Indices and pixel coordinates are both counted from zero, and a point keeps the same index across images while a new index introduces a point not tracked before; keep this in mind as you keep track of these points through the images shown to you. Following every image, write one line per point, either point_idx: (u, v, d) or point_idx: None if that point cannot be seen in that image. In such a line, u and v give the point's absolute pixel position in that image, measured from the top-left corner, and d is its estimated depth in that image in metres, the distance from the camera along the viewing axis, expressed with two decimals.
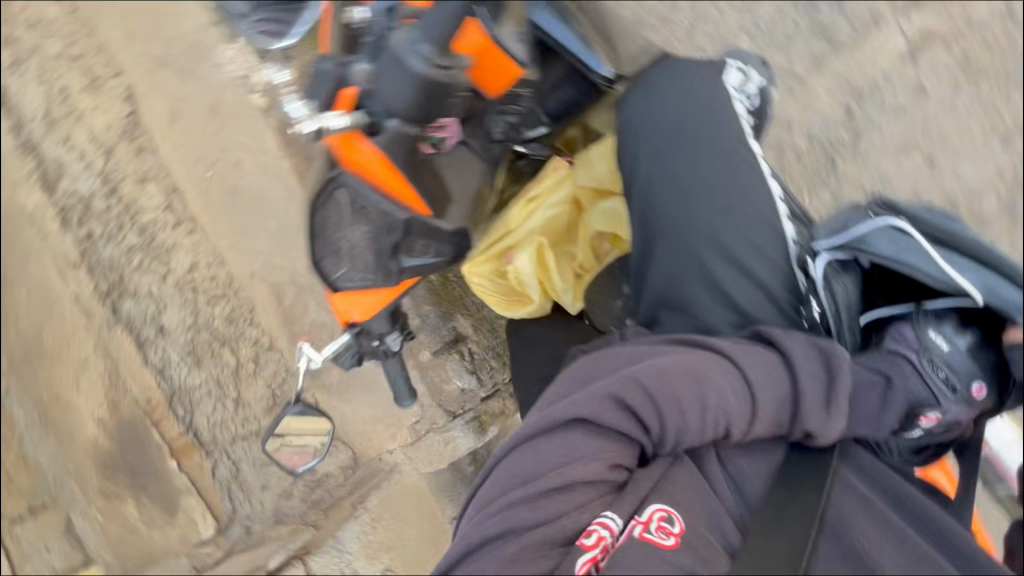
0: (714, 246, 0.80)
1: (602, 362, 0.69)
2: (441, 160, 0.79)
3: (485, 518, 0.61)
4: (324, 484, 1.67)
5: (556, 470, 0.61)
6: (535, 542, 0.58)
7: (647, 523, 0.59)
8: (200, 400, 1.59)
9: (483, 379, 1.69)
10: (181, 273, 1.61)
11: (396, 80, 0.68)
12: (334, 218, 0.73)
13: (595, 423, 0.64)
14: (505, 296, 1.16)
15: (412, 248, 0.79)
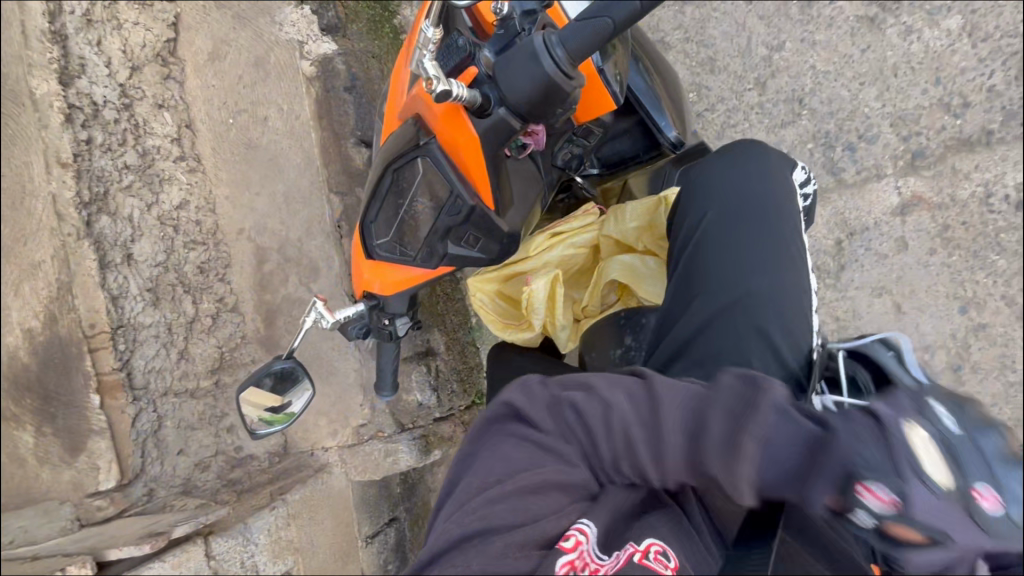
0: (750, 313, 0.90)
1: (571, 380, 0.70)
2: (513, 165, 0.84)
3: (462, 516, 0.64)
4: (245, 465, 1.55)
5: (522, 474, 0.65)
6: (502, 548, 0.61)
7: (645, 551, 0.64)
8: (144, 340, 1.46)
9: (442, 399, 1.73)
10: (166, 208, 1.53)
11: (519, 70, 0.68)
12: (408, 184, 0.83)
13: (558, 437, 0.66)
14: (499, 316, 1.19)
15: (461, 238, 0.86)
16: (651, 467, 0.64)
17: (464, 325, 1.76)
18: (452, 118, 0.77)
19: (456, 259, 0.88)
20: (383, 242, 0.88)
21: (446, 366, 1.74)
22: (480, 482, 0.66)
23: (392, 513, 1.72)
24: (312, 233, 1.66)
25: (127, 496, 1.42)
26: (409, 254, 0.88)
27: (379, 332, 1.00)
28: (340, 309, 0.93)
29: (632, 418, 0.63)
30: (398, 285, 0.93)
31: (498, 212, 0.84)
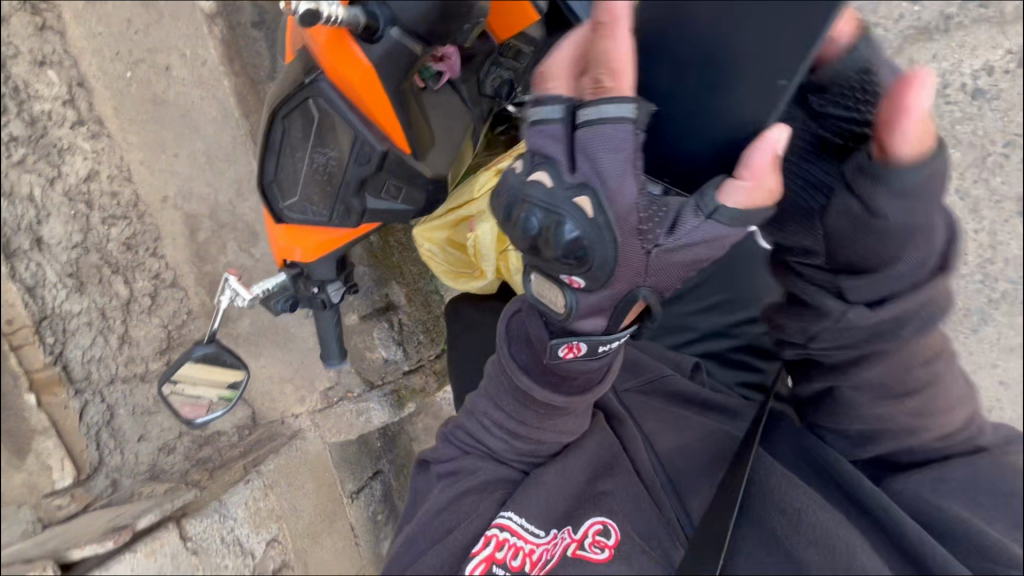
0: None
1: (466, 416, 0.93)
2: (425, 96, 0.84)
3: (421, 533, 0.83)
4: (214, 442, 1.51)
5: (455, 504, 0.84)
6: (434, 563, 0.79)
7: (581, 542, 0.80)
8: (76, 329, 1.34)
9: (409, 352, 1.68)
10: (72, 181, 1.36)
11: None
12: (305, 135, 0.81)
13: (472, 463, 0.88)
14: (451, 267, 1.15)
15: (381, 188, 0.83)
16: (553, 438, 0.89)
17: (423, 276, 1.70)
18: (341, 46, 0.75)
19: (380, 213, 0.86)
20: (292, 202, 0.84)
21: (410, 320, 1.68)
22: (412, 532, 0.83)
23: (375, 467, 1.76)
24: (243, 194, 1.55)
25: (89, 493, 1.32)
26: (321, 213, 0.84)
27: (307, 302, 0.96)
28: (257, 283, 0.87)
29: (521, 416, 0.88)
30: (320, 249, 0.89)
31: (417, 156, 0.82)
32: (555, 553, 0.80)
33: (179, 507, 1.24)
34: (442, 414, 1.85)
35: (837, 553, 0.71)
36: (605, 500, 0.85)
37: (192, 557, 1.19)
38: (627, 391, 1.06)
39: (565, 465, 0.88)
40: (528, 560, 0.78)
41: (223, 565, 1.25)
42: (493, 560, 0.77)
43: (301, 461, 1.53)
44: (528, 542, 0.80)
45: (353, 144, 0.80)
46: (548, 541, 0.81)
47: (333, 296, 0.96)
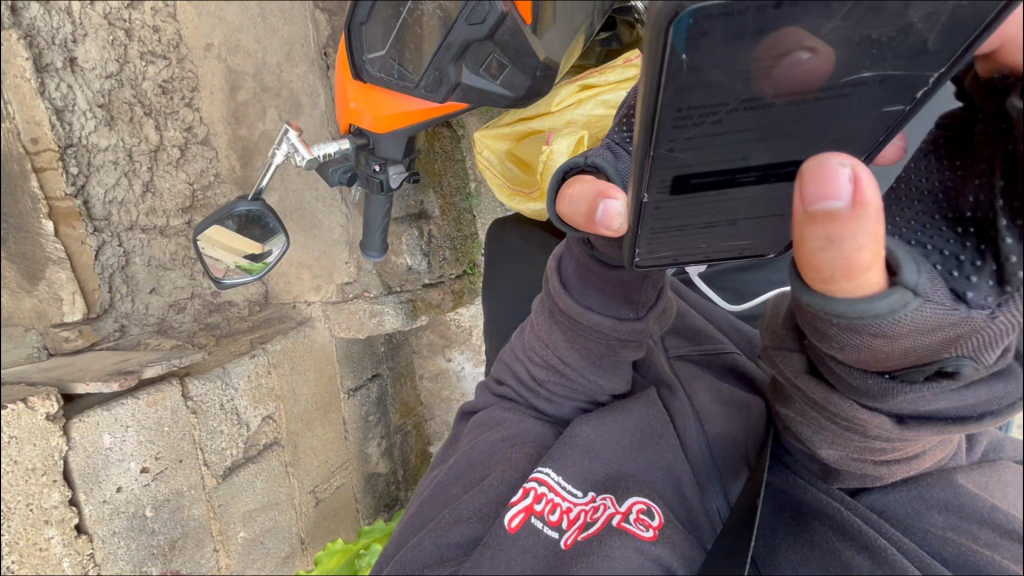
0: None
1: (505, 357, 0.83)
2: None
3: (441, 491, 0.72)
4: (224, 311, 1.49)
5: (487, 455, 0.72)
6: (462, 514, 0.66)
7: (626, 514, 0.63)
8: (101, 165, 1.26)
9: (433, 266, 1.64)
10: (113, 5, 1.25)
11: None
12: None
13: (499, 414, 0.78)
14: (507, 183, 1.08)
15: (479, 63, 0.79)
16: (574, 384, 0.75)
17: (461, 191, 1.62)
18: None
19: (471, 90, 0.83)
20: (384, 58, 0.82)
21: (439, 233, 1.62)
22: (441, 472, 0.75)
23: (374, 369, 1.77)
24: (293, 59, 1.48)
25: (96, 335, 1.29)
26: (406, 79, 0.83)
27: (362, 179, 0.98)
28: (319, 145, 0.89)
29: (539, 347, 0.77)
30: (390, 121, 0.90)
31: (535, 31, 0.73)
32: (595, 520, 0.63)
33: (183, 365, 1.22)
34: (449, 334, 1.82)
35: (887, 554, 0.59)
36: (638, 478, 0.67)
37: (191, 416, 1.18)
38: (676, 356, 0.84)
39: (601, 429, 0.71)
40: (567, 519, 0.64)
41: (219, 430, 1.25)
42: (534, 512, 0.63)
43: (308, 349, 1.53)
44: (567, 502, 0.65)
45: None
46: (593, 503, 0.65)
47: (392, 180, 0.99)
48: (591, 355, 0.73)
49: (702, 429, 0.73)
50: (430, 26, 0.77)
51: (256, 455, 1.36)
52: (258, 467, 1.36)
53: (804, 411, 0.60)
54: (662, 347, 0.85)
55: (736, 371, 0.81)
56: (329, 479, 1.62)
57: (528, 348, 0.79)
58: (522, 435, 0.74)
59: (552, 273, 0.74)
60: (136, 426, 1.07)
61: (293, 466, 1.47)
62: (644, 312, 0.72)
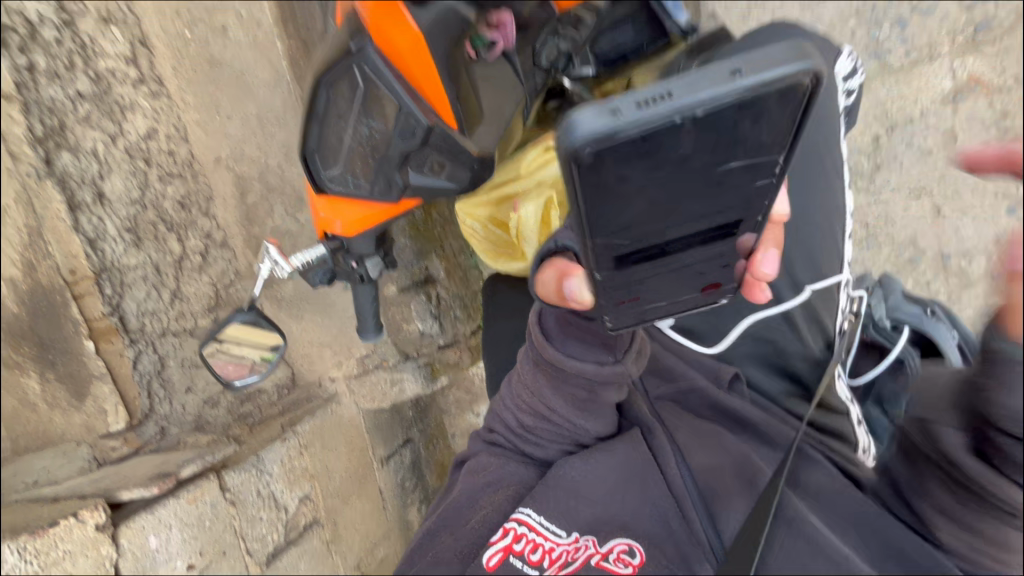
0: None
1: (493, 403, 0.87)
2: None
3: (430, 537, 0.77)
4: (255, 399, 1.56)
5: (473, 500, 0.77)
6: (446, 555, 0.71)
7: (606, 553, 0.66)
8: (133, 282, 1.39)
9: (445, 327, 1.69)
10: (132, 139, 1.40)
11: None
12: (351, 101, 0.80)
13: (486, 459, 0.82)
14: (491, 248, 1.14)
15: (423, 164, 0.87)
16: (561, 428, 0.79)
17: (464, 250, 1.69)
18: (395, 32, 0.74)
19: (422, 189, 0.90)
20: (335, 173, 0.86)
21: (446, 295, 1.69)
22: (435, 516, 0.80)
23: (405, 434, 1.80)
24: (292, 159, 1.58)
25: (139, 440, 1.38)
26: (360, 187, 0.87)
27: (344, 276, 1.04)
28: (298, 255, 0.95)
29: (529, 398, 0.79)
30: (360, 223, 0.95)
31: (464, 132, 0.85)
32: (575, 559, 0.67)
33: (219, 459, 1.28)
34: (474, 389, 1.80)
35: None
36: (629, 522, 0.69)
37: (229, 508, 1.23)
38: (655, 397, 0.88)
39: (585, 470, 0.74)
40: (548, 558, 0.67)
41: (258, 517, 1.30)
42: (512, 551, 0.68)
43: (337, 426, 1.58)
44: (546, 542, 0.68)
45: (398, 115, 0.81)
46: (575, 544, 0.68)
47: (371, 272, 1.02)
48: (575, 400, 0.76)
49: (688, 464, 0.74)
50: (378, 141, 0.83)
51: (296, 537, 1.40)
52: (300, 550, 1.40)
53: (933, 493, 0.55)
54: (642, 390, 0.90)
55: (717, 405, 0.82)
56: (372, 551, 1.64)
57: (512, 398, 0.82)
58: (510, 478, 0.78)
59: (532, 324, 0.76)
60: (179, 525, 1.14)
61: (335, 542, 1.51)
62: (618, 356, 0.74)
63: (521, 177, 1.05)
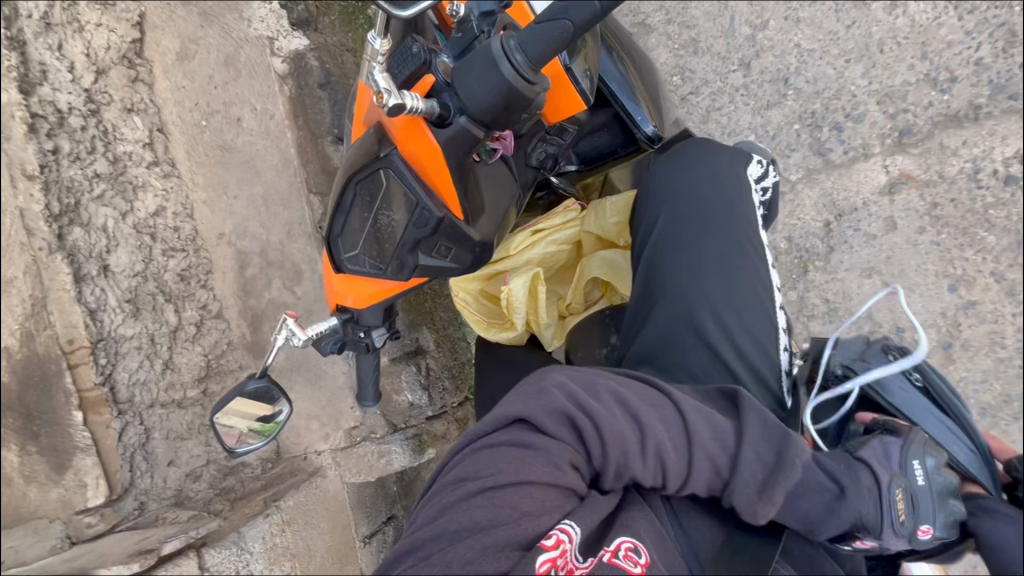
0: (690, 315, 0.98)
1: (587, 401, 0.79)
2: (479, 81, 0.69)
3: (470, 513, 0.72)
4: (238, 473, 1.54)
5: (537, 497, 0.73)
6: (498, 543, 0.69)
7: (616, 551, 0.76)
8: (127, 353, 1.42)
9: (433, 398, 1.72)
10: (141, 216, 1.48)
11: (482, 59, 0.69)
12: (373, 197, 0.89)
13: (556, 453, 0.76)
14: (480, 317, 1.21)
15: (432, 248, 0.91)
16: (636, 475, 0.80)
17: (453, 322, 1.77)
18: (416, 140, 0.82)
19: (428, 269, 0.94)
20: (354, 253, 0.94)
21: (435, 365, 1.74)
22: (462, 495, 0.74)
23: (389, 510, 1.72)
24: (294, 236, 1.66)
25: (117, 516, 1.37)
26: (373, 266, 0.94)
27: (353, 347, 1.10)
28: (313, 327, 1.01)
29: (633, 438, 0.78)
30: (371, 298, 1.01)
31: (468, 222, 0.90)
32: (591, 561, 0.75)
33: (201, 535, 1.39)
34: None
35: None
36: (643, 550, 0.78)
37: None
38: None
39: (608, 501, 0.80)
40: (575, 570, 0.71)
41: None
42: (558, 565, 0.69)
43: (316, 501, 1.58)
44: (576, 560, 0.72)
45: (413, 211, 0.87)
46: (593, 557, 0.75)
47: (377, 342, 1.09)
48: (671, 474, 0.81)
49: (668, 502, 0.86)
50: (391, 230, 0.90)
51: None
52: None
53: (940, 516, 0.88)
54: None
55: None
56: None
57: (622, 426, 0.79)
58: (570, 485, 0.76)
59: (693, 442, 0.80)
60: None
61: None
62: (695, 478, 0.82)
63: (511, 254, 1.13)
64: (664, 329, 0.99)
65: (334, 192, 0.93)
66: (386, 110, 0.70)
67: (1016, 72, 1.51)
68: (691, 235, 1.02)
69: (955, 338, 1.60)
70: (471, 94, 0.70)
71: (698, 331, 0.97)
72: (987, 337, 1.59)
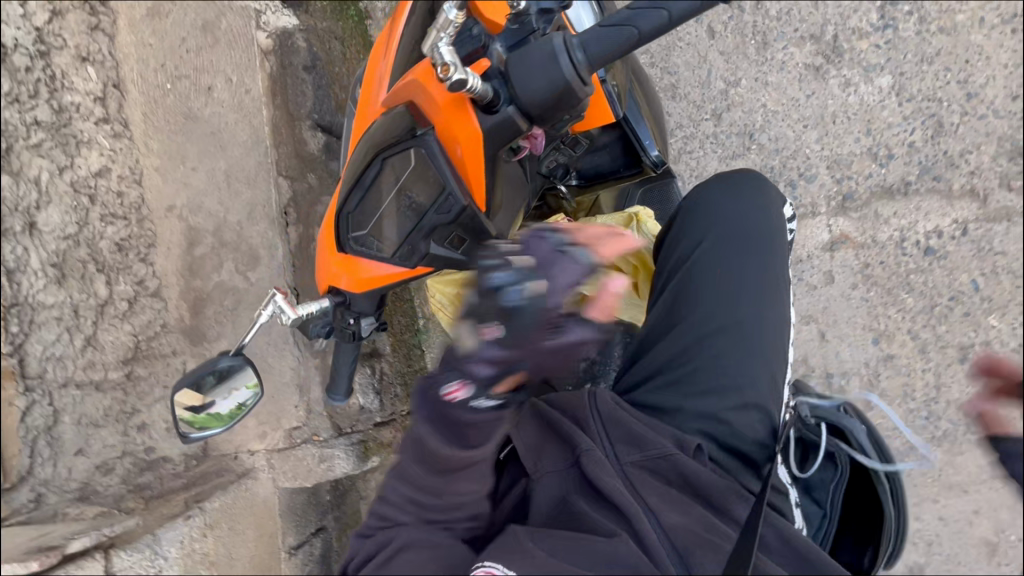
0: (715, 325, 0.99)
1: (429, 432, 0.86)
2: (538, 71, 0.72)
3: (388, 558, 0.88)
4: (157, 469, 1.40)
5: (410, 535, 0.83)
6: None
7: None
8: (44, 322, 1.29)
9: (384, 404, 1.65)
10: (81, 174, 1.36)
11: (545, 50, 0.72)
12: (395, 175, 0.88)
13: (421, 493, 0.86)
14: (457, 321, 1.19)
15: (445, 238, 0.90)
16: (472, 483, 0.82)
17: (410, 328, 1.71)
18: (459, 123, 0.82)
19: (437, 260, 0.93)
20: (363, 233, 0.92)
21: (389, 370, 1.67)
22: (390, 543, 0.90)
23: (319, 522, 1.61)
24: (254, 219, 1.53)
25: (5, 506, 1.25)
26: (381, 248, 0.92)
27: (336, 333, 1.05)
28: (304, 306, 0.96)
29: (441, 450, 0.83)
30: (364, 284, 0.97)
31: (489, 216, 0.90)
32: None
33: (111, 535, 1.30)
34: None
35: None
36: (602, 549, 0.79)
37: None
38: (626, 464, 0.90)
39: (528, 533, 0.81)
40: None
41: None
42: None
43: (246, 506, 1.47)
44: None
45: (437, 195, 0.86)
46: None
47: (364, 331, 1.05)
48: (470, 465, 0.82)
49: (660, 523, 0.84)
50: (406, 213, 0.89)
51: None
52: None
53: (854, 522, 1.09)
54: (613, 456, 0.91)
55: (681, 476, 0.88)
56: None
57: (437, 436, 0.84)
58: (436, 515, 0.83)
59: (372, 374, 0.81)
60: None
61: None
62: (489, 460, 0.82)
63: None
64: (682, 345, 0.99)
65: (353, 168, 0.92)
66: (446, 84, 0.71)
67: (941, 158, 1.70)
68: (733, 257, 1.01)
69: (874, 387, 1.77)
70: (529, 87, 0.74)
71: (718, 342, 0.98)
72: (901, 390, 1.76)
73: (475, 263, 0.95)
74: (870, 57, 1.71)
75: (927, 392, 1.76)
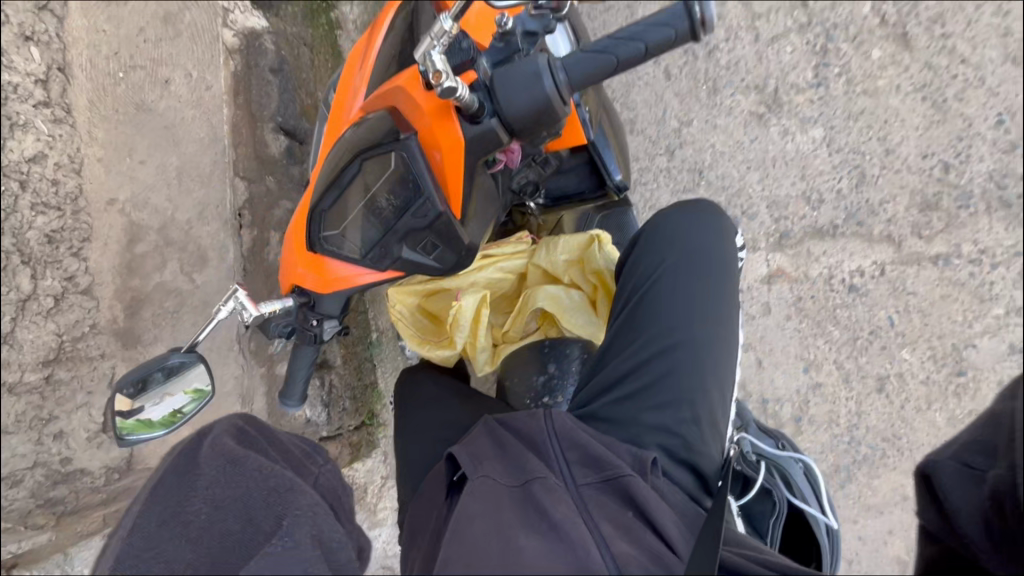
0: (671, 341, 1.04)
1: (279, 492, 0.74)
2: (522, 91, 0.76)
3: None
4: (73, 482, 1.28)
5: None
6: None
7: None
8: None
9: (332, 417, 1.60)
10: (13, 158, 1.25)
11: (528, 71, 0.76)
12: (374, 177, 0.91)
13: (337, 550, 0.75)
14: (416, 331, 1.19)
15: (418, 243, 0.92)
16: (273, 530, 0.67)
17: (363, 339, 1.68)
18: (442, 128, 0.85)
19: (408, 264, 0.94)
20: (336, 233, 0.93)
21: (339, 381, 1.62)
22: None
23: None
24: (205, 218, 1.48)
25: None
26: (354, 249, 0.93)
27: (294, 337, 1.02)
28: (266, 304, 0.93)
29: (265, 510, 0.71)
30: (329, 284, 0.95)
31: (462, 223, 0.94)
32: None
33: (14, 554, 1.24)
34: None
35: None
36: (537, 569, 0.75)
37: None
38: (583, 486, 0.89)
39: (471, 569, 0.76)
40: None
41: None
42: None
43: None
44: None
45: (415, 198, 0.89)
46: None
47: (325, 335, 1.03)
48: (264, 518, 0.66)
49: (610, 551, 0.80)
50: (381, 216, 0.91)
51: None
52: None
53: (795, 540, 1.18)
54: (569, 478, 0.90)
55: (631, 498, 0.88)
56: None
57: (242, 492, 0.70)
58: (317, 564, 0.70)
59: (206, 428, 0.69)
60: None
61: None
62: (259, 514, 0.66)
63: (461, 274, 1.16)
64: (636, 362, 1.04)
65: (332, 168, 0.93)
66: (437, 90, 0.73)
67: (863, 206, 1.84)
68: (687, 282, 1.07)
69: (803, 412, 1.91)
70: (512, 104, 0.77)
71: (673, 357, 1.03)
72: (827, 416, 1.90)
73: (445, 269, 0.97)
74: (807, 110, 1.87)
75: (848, 418, 1.90)
